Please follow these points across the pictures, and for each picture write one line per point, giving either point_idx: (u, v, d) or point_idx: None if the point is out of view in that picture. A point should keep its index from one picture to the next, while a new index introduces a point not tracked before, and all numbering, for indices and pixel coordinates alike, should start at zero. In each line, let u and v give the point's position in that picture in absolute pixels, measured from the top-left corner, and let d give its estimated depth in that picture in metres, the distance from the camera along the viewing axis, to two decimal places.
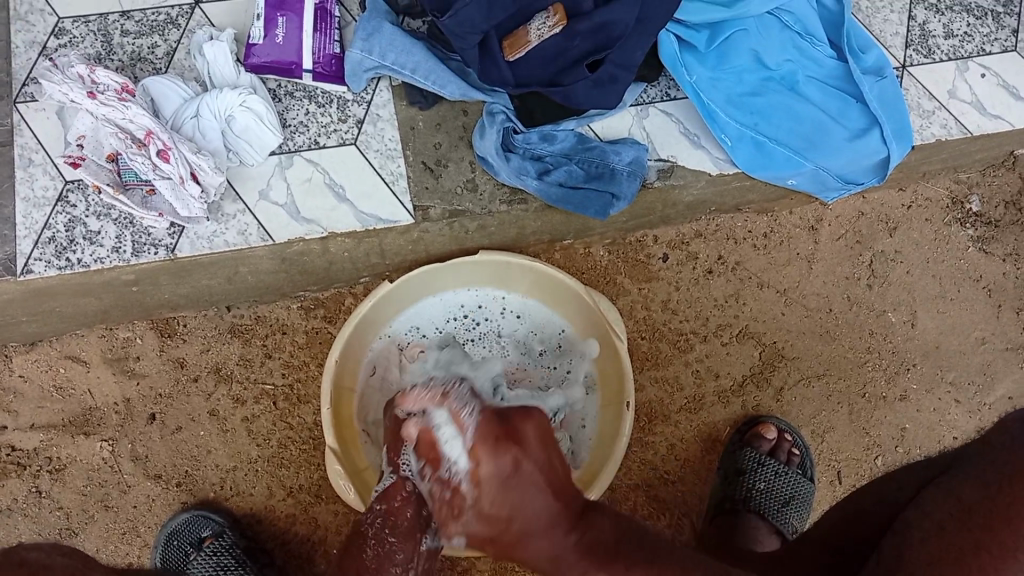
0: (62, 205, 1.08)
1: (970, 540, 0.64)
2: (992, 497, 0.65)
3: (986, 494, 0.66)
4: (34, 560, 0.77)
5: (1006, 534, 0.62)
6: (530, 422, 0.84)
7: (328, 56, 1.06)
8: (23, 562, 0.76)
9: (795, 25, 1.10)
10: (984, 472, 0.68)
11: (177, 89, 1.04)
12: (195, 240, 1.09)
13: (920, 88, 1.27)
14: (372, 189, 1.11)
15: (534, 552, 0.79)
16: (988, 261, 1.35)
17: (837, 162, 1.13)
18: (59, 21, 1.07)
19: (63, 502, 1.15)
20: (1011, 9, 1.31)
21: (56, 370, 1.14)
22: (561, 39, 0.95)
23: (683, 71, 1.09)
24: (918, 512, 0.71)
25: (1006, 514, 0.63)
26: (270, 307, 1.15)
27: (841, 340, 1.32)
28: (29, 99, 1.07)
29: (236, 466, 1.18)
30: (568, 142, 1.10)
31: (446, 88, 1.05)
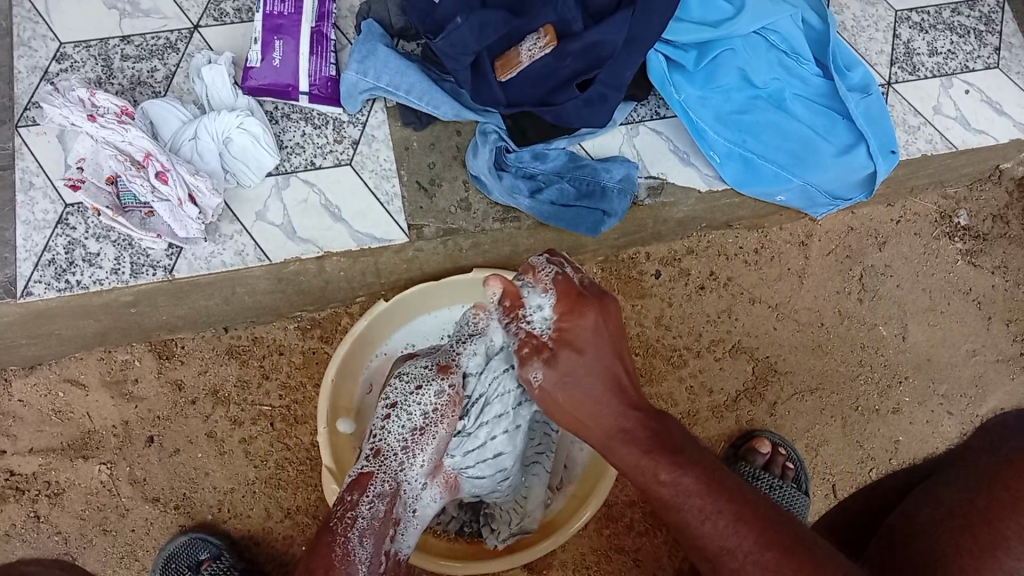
0: (62, 227, 1.05)
1: (952, 539, 0.65)
2: (975, 502, 0.66)
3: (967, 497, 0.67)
4: None
5: (986, 534, 0.63)
6: (590, 312, 0.83)
7: (324, 79, 1.08)
8: None
9: (781, 44, 1.13)
10: (965, 478, 0.68)
11: (176, 112, 1.06)
12: (193, 261, 1.06)
13: (905, 105, 1.24)
14: (367, 208, 1.10)
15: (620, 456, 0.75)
16: (977, 274, 1.37)
17: (825, 179, 1.15)
18: (61, 47, 1.09)
19: (61, 526, 1.16)
20: (991, 28, 1.30)
21: (55, 394, 1.16)
22: (552, 60, 0.98)
23: (671, 88, 1.11)
24: (905, 516, 0.71)
25: (989, 516, 0.64)
26: (267, 328, 1.20)
27: (834, 354, 1.34)
28: (31, 123, 1.07)
29: (234, 488, 1.18)
30: (560, 160, 1.11)
31: (441, 109, 1.07)
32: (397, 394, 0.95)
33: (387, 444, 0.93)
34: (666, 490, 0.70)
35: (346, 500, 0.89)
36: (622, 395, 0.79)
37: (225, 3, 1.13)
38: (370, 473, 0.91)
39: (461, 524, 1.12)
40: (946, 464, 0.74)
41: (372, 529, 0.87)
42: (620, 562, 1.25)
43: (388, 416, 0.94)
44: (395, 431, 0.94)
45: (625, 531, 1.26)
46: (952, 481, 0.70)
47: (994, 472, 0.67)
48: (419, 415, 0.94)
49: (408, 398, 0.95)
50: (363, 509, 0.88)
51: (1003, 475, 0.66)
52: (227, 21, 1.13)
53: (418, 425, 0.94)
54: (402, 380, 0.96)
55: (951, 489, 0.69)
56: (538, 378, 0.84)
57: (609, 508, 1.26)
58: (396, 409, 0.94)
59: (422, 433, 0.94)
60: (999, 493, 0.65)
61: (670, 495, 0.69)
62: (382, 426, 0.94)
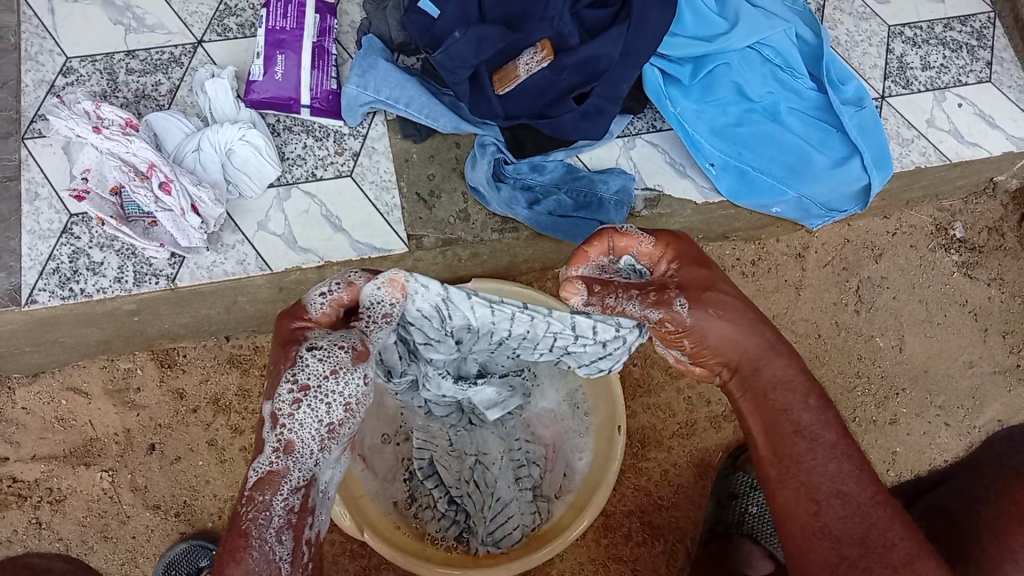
0: (67, 237, 1.07)
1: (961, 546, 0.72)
2: (981, 514, 0.72)
3: None
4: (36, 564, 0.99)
5: (993, 546, 0.69)
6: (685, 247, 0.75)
7: (326, 92, 1.10)
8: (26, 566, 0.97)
9: (775, 59, 1.14)
10: None
11: (179, 124, 1.07)
12: (196, 270, 1.08)
13: (898, 118, 1.26)
14: (367, 219, 1.11)
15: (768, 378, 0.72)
16: (973, 286, 1.38)
17: (820, 191, 1.16)
18: (67, 61, 1.11)
19: (62, 533, 1.17)
20: (983, 43, 1.31)
21: (58, 402, 1.17)
22: (549, 73, 0.99)
23: (666, 102, 1.13)
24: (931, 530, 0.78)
25: (995, 527, 0.70)
26: (268, 337, 1.21)
27: (830, 365, 1.35)
28: (38, 135, 1.09)
29: (234, 496, 1.19)
30: (557, 172, 1.13)
31: (439, 121, 1.08)
32: (308, 370, 0.66)
33: (300, 441, 0.68)
34: (810, 418, 0.70)
35: (256, 501, 0.67)
36: (773, 323, 0.74)
37: (228, 19, 1.15)
38: (276, 470, 0.68)
39: (460, 529, 1.12)
40: (965, 476, 0.81)
41: (291, 523, 0.69)
42: (619, 571, 1.26)
43: (298, 401, 0.66)
44: (311, 422, 0.67)
45: (623, 540, 1.26)
46: (967, 494, 0.76)
47: (1001, 487, 0.72)
48: (340, 393, 0.68)
49: (330, 391, 0.67)
50: (278, 507, 0.68)
51: (1009, 490, 0.71)
52: (231, 36, 1.15)
53: (330, 421, 0.68)
54: (318, 353, 0.67)
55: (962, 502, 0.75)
56: (686, 308, 0.70)
57: (607, 517, 1.26)
58: (308, 395, 0.66)
59: (342, 425, 0.69)
60: (1005, 507, 0.70)
61: (808, 424, 0.70)
62: (289, 415, 0.67)
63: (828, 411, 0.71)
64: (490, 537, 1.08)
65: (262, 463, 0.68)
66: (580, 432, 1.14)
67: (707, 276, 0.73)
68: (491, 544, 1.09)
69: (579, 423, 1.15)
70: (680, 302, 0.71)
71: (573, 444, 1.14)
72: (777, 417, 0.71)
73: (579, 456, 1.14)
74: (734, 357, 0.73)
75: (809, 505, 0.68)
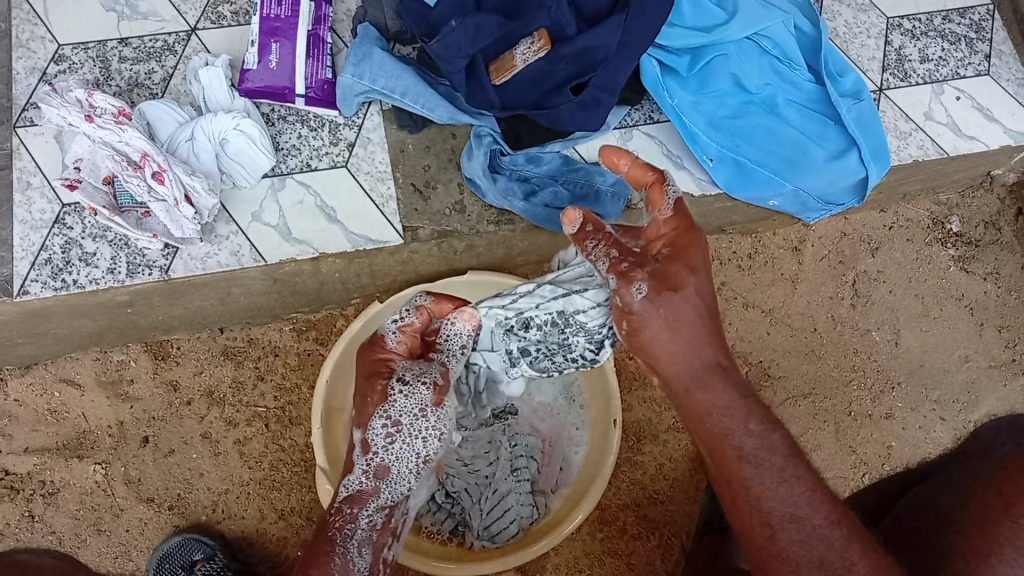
0: (59, 227, 1.06)
1: (947, 545, 0.63)
2: (968, 507, 0.64)
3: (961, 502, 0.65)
4: (25, 560, 0.94)
5: (979, 540, 0.61)
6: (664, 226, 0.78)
7: (320, 82, 1.09)
8: (17, 563, 0.91)
9: (773, 50, 1.13)
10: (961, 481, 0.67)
11: (173, 113, 1.06)
12: (190, 261, 1.07)
13: (896, 110, 1.25)
14: (362, 210, 1.11)
15: (707, 399, 0.72)
16: (970, 280, 1.38)
17: (817, 184, 1.16)
18: (59, 48, 1.10)
19: (55, 526, 1.16)
20: (982, 35, 1.31)
21: (51, 394, 1.17)
22: (546, 64, 0.98)
23: (665, 93, 1.12)
24: (908, 531, 0.69)
25: (981, 521, 0.62)
26: (263, 329, 1.21)
27: (826, 359, 1.34)
28: (30, 124, 1.08)
29: (228, 489, 1.19)
30: (554, 163, 1.12)
31: (435, 111, 1.07)
32: (398, 407, 0.89)
33: (388, 475, 0.92)
34: (752, 443, 0.69)
35: (343, 512, 0.89)
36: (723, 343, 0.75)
37: (222, 6, 1.14)
38: (368, 489, 0.91)
39: (455, 523, 1.12)
40: (944, 469, 0.72)
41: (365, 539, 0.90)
42: (614, 565, 1.25)
43: (390, 432, 0.90)
44: (404, 455, 0.92)
45: (619, 534, 1.26)
46: (948, 487, 0.68)
47: (986, 478, 0.64)
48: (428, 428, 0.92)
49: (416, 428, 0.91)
50: (360, 521, 0.90)
51: (993, 480, 0.63)
52: (225, 24, 1.14)
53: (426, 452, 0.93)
54: (404, 389, 0.89)
55: (947, 496, 0.67)
56: (640, 291, 0.75)
57: (602, 510, 1.26)
58: (398, 429, 0.90)
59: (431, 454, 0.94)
60: (991, 498, 0.62)
61: (751, 446, 0.69)
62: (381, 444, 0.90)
63: (774, 430, 0.70)
64: (486, 532, 1.10)
65: (351, 482, 0.91)
66: (578, 425, 1.17)
67: (681, 271, 0.75)
68: (486, 537, 1.10)
69: (578, 417, 1.17)
70: (638, 288, 0.75)
71: (571, 438, 1.16)
72: (721, 440, 0.70)
73: (574, 449, 1.16)
74: (678, 372, 0.75)
75: (763, 529, 0.66)
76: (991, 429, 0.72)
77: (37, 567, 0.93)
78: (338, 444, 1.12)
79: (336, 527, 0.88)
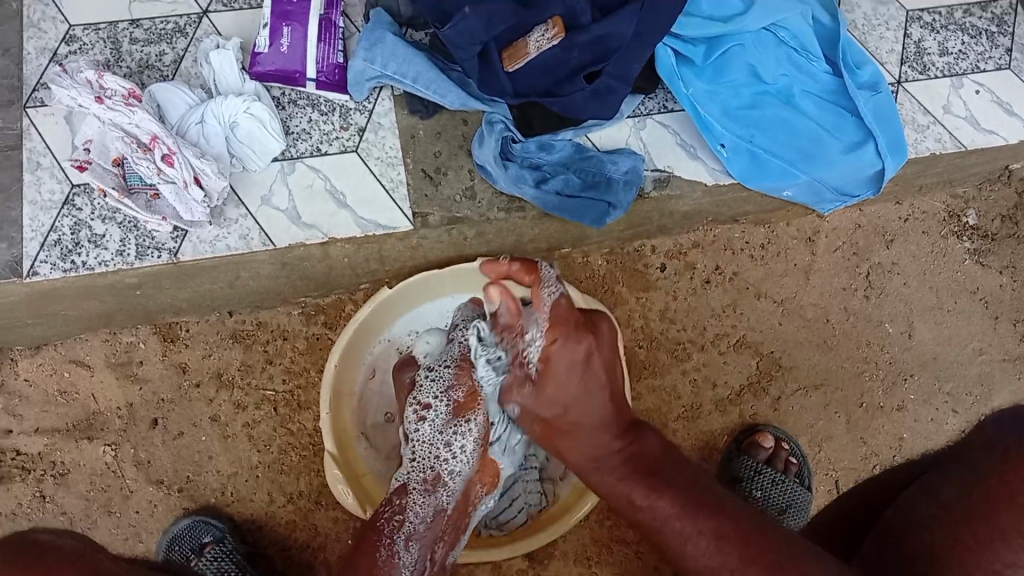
0: (69, 209, 1.06)
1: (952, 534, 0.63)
2: (971, 496, 0.63)
3: (962, 491, 0.64)
4: (46, 541, 0.78)
5: (983, 528, 0.61)
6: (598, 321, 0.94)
7: (332, 65, 1.08)
8: (35, 543, 0.77)
9: (790, 41, 1.11)
10: (960, 470, 0.66)
11: (183, 95, 1.06)
12: (198, 244, 1.07)
13: (914, 103, 1.23)
14: (372, 195, 1.10)
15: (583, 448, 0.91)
16: (985, 272, 1.36)
17: (832, 175, 1.15)
18: (70, 29, 1.09)
19: (66, 507, 1.17)
20: (1003, 29, 1.29)
21: (60, 374, 1.17)
22: (560, 51, 0.97)
23: (679, 83, 1.11)
24: (907, 512, 0.68)
25: (987, 510, 0.62)
26: (272, 312, 1.20)
27: (838, 350, 1.33)
28: (40, 105, 1.08)
29: (237, 472, 1.19)
30: (567, 150, 1.11)
31: (447, 97, 1.06)
32: (425, 392, 1.00)
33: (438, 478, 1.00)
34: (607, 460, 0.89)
35: (393, 504, 0.98)
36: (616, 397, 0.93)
37: None
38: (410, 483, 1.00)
39: None
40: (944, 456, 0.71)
41: (417, 532, 0.96)
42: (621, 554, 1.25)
43: (421, 416, 1.00)
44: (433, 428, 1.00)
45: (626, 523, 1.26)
46: (949, 475, 0.67)
47: (987, 467, 0.64)
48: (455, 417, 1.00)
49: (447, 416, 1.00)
50: (409, 516, 0.97)
51: (998, 469, 0.63)
52: (236, 7, 1.13)
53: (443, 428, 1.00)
54: (433, 374, 1.01)
55: (948, 482, 0.66)
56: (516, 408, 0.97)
57: None
58: (427, 408, 1.00)
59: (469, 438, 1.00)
60: (996, 487, 0.62)
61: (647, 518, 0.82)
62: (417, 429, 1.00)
63: (659, 496, 0.82)
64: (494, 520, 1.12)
65: (403, 475, 1.01)
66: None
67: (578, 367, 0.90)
68: (495, 526, 1.12)
69: None
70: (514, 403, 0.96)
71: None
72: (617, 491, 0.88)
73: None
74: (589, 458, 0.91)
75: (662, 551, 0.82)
76: (993, 416, 0.71)
77: (60, 548, 0.77)
78: (346, 429, 1.13)
79: (382, 523, 0.95)
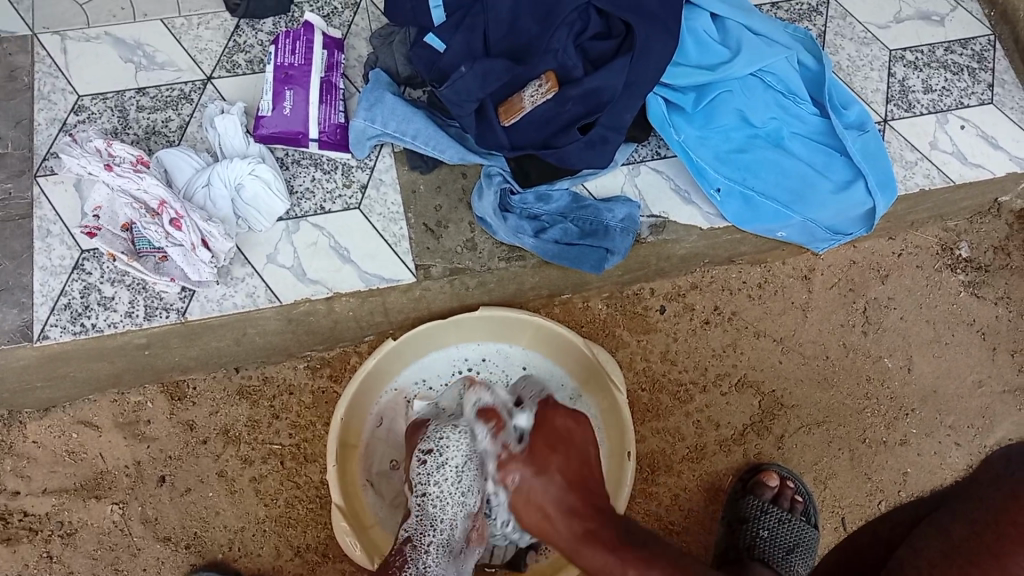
0: (78, 272, 1.08)
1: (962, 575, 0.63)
2: (983, 536, 0.64)
3: (974, 530, 0.65)
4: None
5: (994, 567, 0.62)
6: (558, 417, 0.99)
7: (333, 126, 1.11)
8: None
9: (777, 85, 1.15)
10: (973, 509, 0.67)
11: (189, 160, 1.09)
12: (205, 303, 1.09)
13: (902, 140, 1.26)
14: (375, 250, 1.12)
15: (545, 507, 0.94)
16: (981, 305, 1.38)
17: (825, 215, 1.17)
18: (79, 99, 1.13)
19: (74, 566, 1.17)
20: (984, 65, 1.33)
21: (69, 436, 1.18)
22: (552, 106, 1.00)
23: (671, 130, 1.14)
24: (913, 553, 0.69)
25: (997, 551, 0.62)
26: (278, 367, 1.22)
27: (839, 387, 1.35)
28: (49, 173, 1.10)
29: (245, 527, 1.19)
30: (563, 202, 1.14)
31: (446, 153, 1.09)
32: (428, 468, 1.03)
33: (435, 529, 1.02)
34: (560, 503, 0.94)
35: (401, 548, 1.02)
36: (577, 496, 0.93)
37: (237, 56, 1.17)
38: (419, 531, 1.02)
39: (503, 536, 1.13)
40: (953, 497, 0.72)
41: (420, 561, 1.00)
42: None
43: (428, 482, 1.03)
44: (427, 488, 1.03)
45: None
46: (959, 514, 0.68)
47: (998, 505, 0.65)
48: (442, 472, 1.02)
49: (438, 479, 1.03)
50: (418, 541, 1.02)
51: (1007, 507, 0.64)
52: (239, 72, 1.16)
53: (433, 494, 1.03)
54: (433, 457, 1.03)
55: (959, 523, 0.66)
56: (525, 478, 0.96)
57: None
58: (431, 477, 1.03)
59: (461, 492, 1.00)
60: (1007, 529, 0.63)
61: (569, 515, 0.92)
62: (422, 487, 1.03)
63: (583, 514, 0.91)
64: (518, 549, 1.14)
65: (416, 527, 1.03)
66: None
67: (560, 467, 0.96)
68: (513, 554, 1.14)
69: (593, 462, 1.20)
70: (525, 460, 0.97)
71: None
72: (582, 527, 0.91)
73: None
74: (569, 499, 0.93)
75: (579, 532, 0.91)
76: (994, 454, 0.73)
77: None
78: (353, 478, 1.15)
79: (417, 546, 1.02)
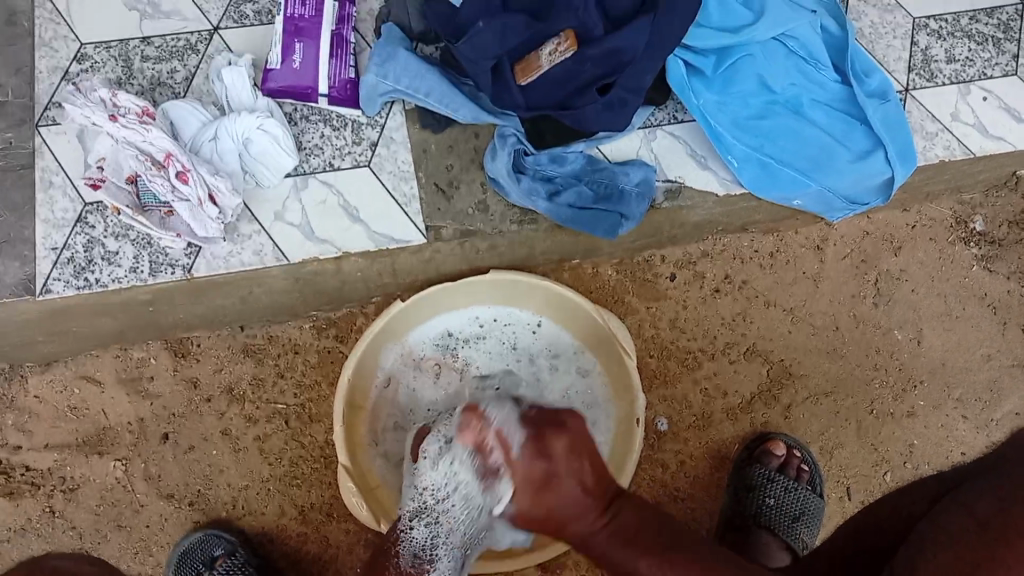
0: (81, 226, 1.06)
1: (986, 548, 0.61)
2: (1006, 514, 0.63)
3: (1000, 507, 0.64)
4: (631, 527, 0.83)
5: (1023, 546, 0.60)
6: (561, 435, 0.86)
7: (343, 82, 1.08)
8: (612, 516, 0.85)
9: (800, 50, 1.12)
10: (998, 489, 0.65)
11: (196, 113, 1.06)
12: (212, 260, 1.07)
13: (923, 111, 1.24)
14: (385, 209, 1.10)
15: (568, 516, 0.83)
16: (992, 279, 1.37)
17: (844, 183, 1.14)
18: (81, 47, 1.10)
19: (76, 521, 1.16)
20: (1011, 35, 1.29)
21: (71, 391, 1.17)
22: (572, 64, 0.97)
23: (691, 95, 1.11)
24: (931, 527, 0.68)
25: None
26: (282, 326, 1.20)
27: (848, 358, 1.33)
28: (51, 122, 1.08)
29: (248, 485, 1.19)
30: (579, 163, 1.11)
31: (459, 111, 1.06)
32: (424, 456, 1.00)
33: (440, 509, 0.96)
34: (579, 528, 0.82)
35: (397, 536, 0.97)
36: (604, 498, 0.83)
37: (245, 5, 1.13)
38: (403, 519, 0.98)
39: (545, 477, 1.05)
40: (977, 475, 0.71)
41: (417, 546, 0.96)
42: None
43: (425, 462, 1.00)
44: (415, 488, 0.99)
45: None
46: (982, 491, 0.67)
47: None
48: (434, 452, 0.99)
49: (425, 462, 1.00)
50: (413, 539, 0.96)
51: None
52: (248, 24, 1.13)
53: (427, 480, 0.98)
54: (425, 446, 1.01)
55: (984, 499, 0.65)
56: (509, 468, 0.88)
57: None
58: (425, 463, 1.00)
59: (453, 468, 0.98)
60: None
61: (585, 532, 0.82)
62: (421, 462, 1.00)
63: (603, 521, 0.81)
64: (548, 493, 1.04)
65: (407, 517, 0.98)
66: (600, 439, 1.18)
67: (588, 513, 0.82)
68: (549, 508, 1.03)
69: (601, 430, 1.19)
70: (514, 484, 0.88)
71: None
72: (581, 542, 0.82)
73: None
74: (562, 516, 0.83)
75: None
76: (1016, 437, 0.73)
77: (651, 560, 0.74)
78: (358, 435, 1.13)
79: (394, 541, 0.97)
